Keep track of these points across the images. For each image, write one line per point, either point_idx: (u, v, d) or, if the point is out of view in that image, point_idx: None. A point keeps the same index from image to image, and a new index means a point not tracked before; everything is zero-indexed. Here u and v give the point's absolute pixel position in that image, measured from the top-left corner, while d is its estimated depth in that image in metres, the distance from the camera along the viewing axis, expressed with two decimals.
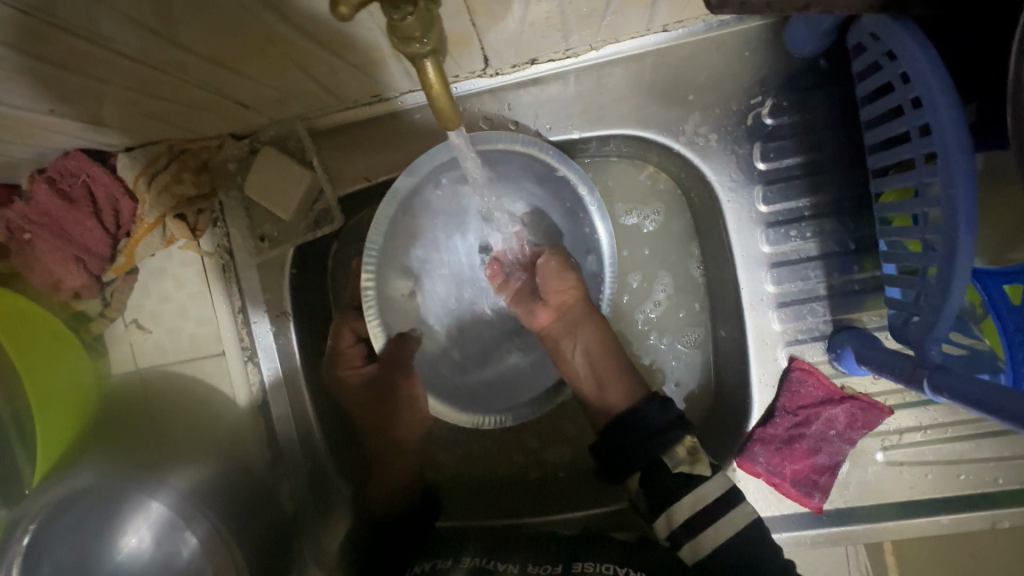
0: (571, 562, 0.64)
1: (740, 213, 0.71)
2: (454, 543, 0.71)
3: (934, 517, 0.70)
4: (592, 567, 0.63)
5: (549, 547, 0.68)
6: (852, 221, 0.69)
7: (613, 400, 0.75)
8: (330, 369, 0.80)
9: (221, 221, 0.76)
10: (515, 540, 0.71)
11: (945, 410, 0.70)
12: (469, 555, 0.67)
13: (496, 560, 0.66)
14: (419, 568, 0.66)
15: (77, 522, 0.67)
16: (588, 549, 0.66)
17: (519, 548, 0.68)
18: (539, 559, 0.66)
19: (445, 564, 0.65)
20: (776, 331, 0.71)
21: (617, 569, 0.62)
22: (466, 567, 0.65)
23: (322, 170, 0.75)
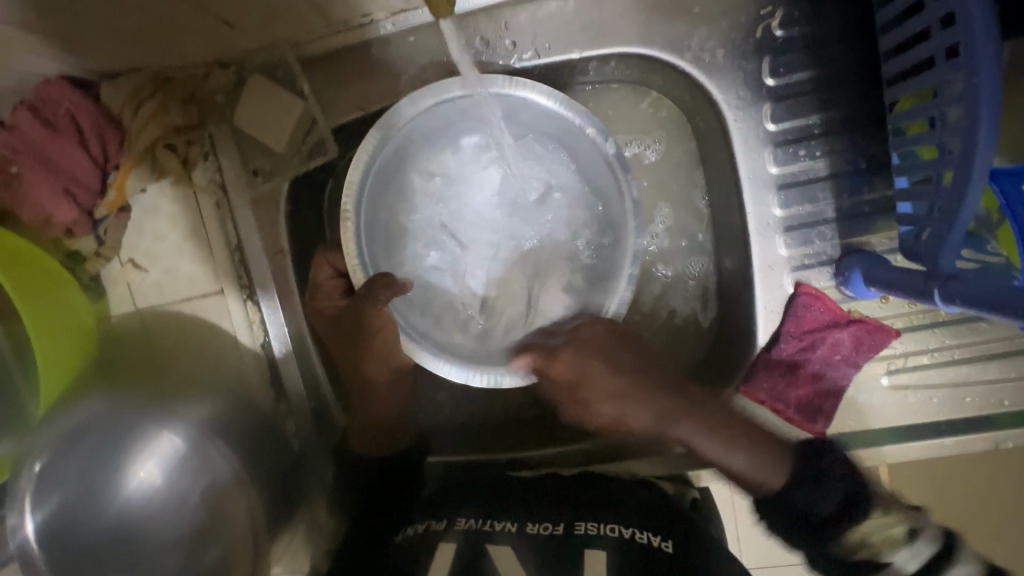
0: (572, 521, 0.63)
1: (747, 133, 0.68)
2: (453, 501, 0.69)
3: (937, 439, 0.70)
4: (593, 528, 0.62)
5: (547, 502, 0.66)
6: (862, 137, 0.66)
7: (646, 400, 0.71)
8: (310, 302, 0.74)
9: (212, 154, 0.73)
10: (515, 491, 0.69)
11: (952, 332, 0.69)
12: (466, 515, 0.65)
13: (493, 520, 0.64)
14: (411, 531, 0.65)
15: (89, 453, 0.69)
16: (587, 506, 0.65)
17: (517, 502, 0.67)
18: (540, 515, 0.64)
19: (439, 526, 0.64)
20: (783, 256, 0.70)
21: (619, 528, 0.62)
22: (460, 531, 0.63)
23: (313, 99, 0.73)
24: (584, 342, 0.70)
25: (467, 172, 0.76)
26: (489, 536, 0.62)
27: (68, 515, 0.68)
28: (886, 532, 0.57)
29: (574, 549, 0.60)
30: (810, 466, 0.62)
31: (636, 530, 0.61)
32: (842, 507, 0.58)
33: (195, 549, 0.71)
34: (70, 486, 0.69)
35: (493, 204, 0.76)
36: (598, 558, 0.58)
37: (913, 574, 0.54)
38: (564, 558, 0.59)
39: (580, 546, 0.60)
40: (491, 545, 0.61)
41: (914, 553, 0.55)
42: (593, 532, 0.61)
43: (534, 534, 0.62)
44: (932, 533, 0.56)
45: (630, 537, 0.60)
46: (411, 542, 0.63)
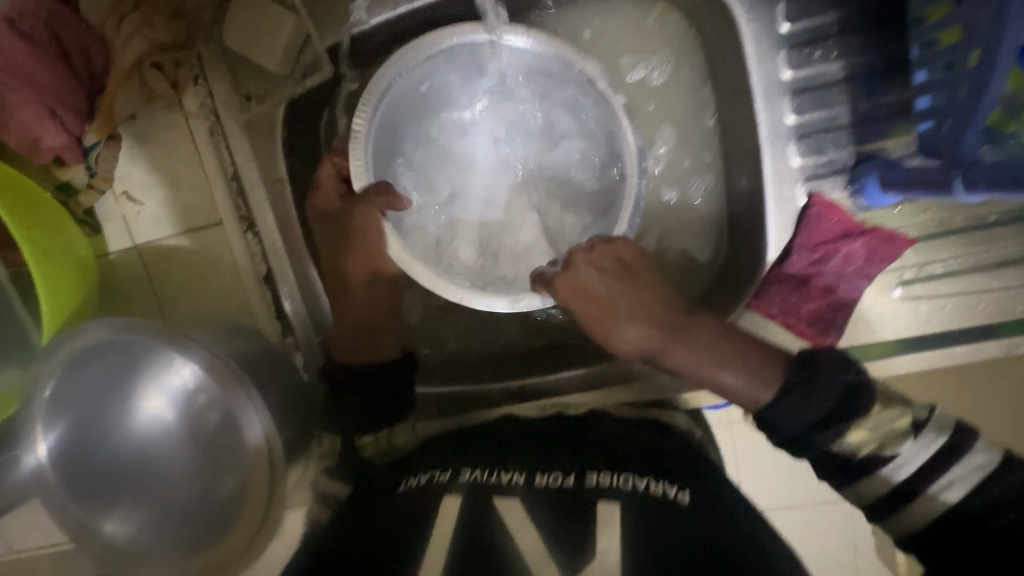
0: (585, 470, 0.56)
1: (760, 36, 0.65)
2: (451, 450, 0.61)
3: (948, 347, 0.69)
4: (607, 479, 0.55)
5: (552, 451, 0.59)
6: (879, 36, 0.64)
7: (734, 386, 0.60)
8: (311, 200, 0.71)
9: (202, 77, 0.70)
10: (520, 438, 0.61)
11: (967, 239, 0.68)
12: (469, 467, 0.57)
13: (499, 471, 0.56)
14: (412, 486, 0.57)
15: (98, 382, 0.69)
16: (599, 453, 0.58)
17: (523, 450, 0.59)
18: (549, 464, 0.57)
19: (443, 479, 0.56)
20: (795, 167, 0.67)
21: (636, 480, 0.55)
22: (466, 484, 0.55)
23: (305, 13, 0.69)
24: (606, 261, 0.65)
25: (469, 130, 0.76)
26: (493, 489, 0.54)
27: (79, 444, 0.69)
28: (891, 427, 0.55)
29: (588, 502, 0.53)
30: (833, 386, 0.56)
31: (656, 484, 0.55)
32: (842, 401, 0.55)
33: (210, 481, 0.71)
34: (79, 416, 0.69)
35: (493, 164, 0.76)
36: (613, 512, 0.52)
37: (924, 453, 0.54)
38: (579, 511, 0.52)
39: (594, 498, 0.53)
40: (499, 498, 0.54)
41: (966, 465, 0.53)
42: (607, 482, 0.55)
43: (543, 485, 0.55)
44: (942, 427, 0.55)
45: (645, 489, 0.54)
46: (412, 494, 0.56)
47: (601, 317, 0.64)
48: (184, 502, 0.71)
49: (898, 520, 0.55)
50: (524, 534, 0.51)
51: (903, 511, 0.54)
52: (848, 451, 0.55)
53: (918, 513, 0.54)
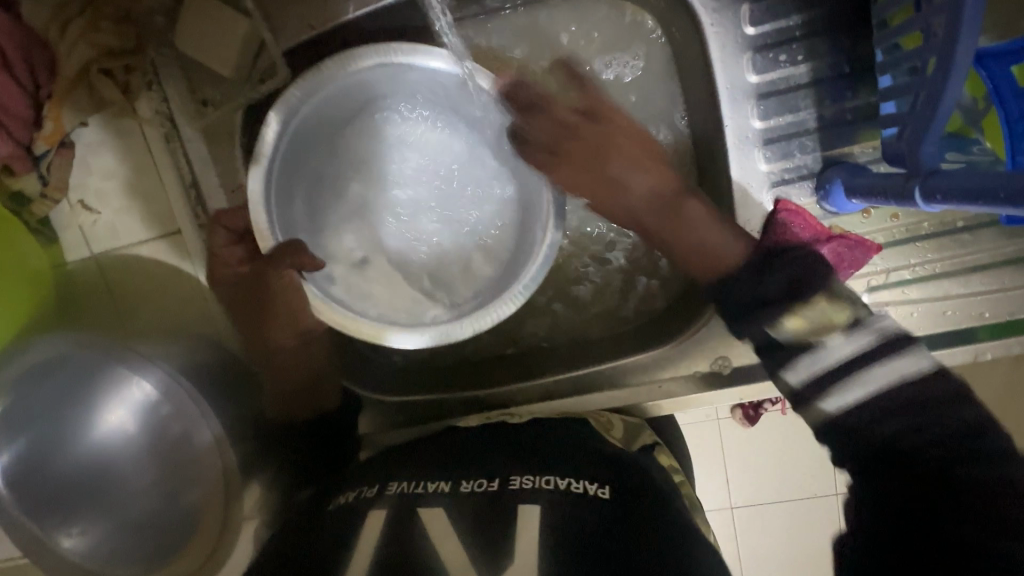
0: (507, 474, 0.56)
1: (725, 38, 0.63)
2: (386, 463, 0.61)
3: None
4: (528, 482, 0.55)
5: (477, 457, 0.59)
6: (846, 39, 0.63)
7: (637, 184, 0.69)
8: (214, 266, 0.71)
9: (156, 82, 0.68)
10: (453, 446, 0.62)
11: (935, 245, 0.67)
12: (398, 480, 0.57)
13: (425, 481, 0.56)
14: (342, 502, 0.57)
15: (53, 396, 0.68)
16: (525, 456, 0.58)
17: (452, 460, 0.59)
18: (474, 471, 0.57)
19: (371, 493, 0.56)
20: (763, 172, 0.66)
21: (557, 481, 0.55)
22: (392, 495, 0.55)
23: (259, 15, 0.67)
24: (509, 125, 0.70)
25: (406, 154, 0.74)
26: (418, 499, 0.54)
27: (34, 460, 0.68)
28: (829, 312, 0.56)
29: (507, 507, 0.53)
30: (771, 263, 0.60)
31: (576, 482, 0.55)
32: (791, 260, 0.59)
33: (171, 491, 0.70)
34: (38, 429, 0.68)
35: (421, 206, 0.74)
36: (532, 515, 0.52)
37: (843, 353, 0.54)
38: (499, 513, 0.52)
39: (515, 500, 0.53)
40: (422, 508, 0.53)
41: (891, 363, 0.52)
42: (528, 485, 0.54)
43: (465, 494, 0.54)
44: (874, 329, 0.54)
45: (568, 487, 0.54)
46: (342, 510, 0.56)
47: (592, 150, 0.70)
48: (147, 513, 0.70)
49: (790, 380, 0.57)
50: (448, 545, 0.50)
51: (805, 410, 0.55)
52: (784, 339, 0.57)
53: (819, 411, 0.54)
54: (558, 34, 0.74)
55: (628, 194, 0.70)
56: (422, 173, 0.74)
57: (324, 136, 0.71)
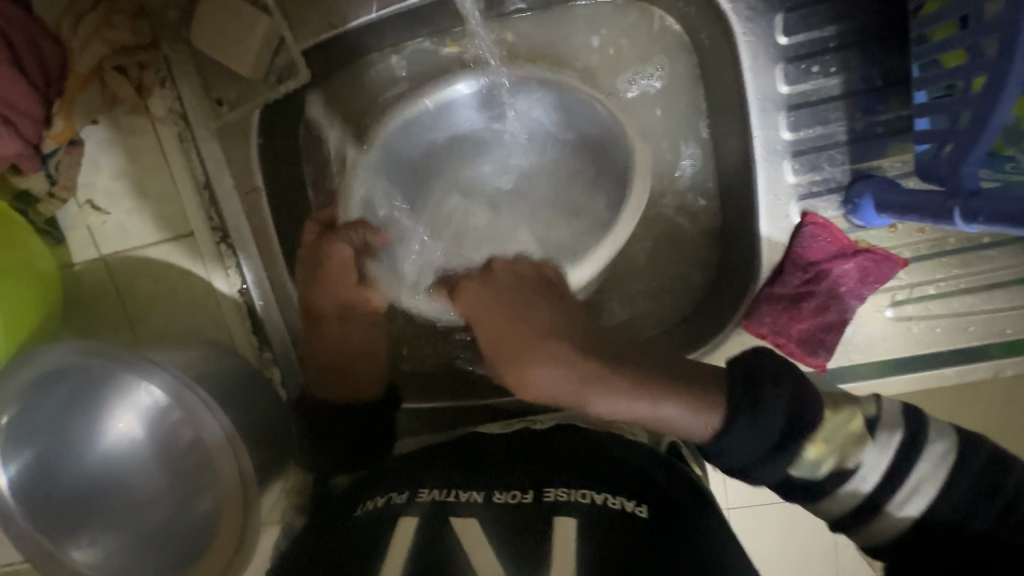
0: (542, 487, 0.55)
1: (756, 48, 0.63)
2: (413, 466, 0.60)
3: (937, 368, 0.68)
4: (565, 494, 0.54)
5: (517, 465, 0.58)
6: (879, 52, 0.62)
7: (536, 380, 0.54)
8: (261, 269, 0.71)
9: (170, 80, 0.66)
10: (482, 451, 0.61)
11: (960, 260, 0.66)
12: (429, 486, 0.56)
13: (457, 490, 0.55)
14: (370, 507, 0.56)
15: (64, 401, 0.66)
16: (558, 468, 0.57)
17: (484, 467, 0.58)
18: (507, 481, 0.56)
19: (401, 500, 0.55)
20: (790, 184, 0.65)
21: (594, 495, 0.53)
22: (424, 503, 0.54)
23: (279, 13, 0.65)
24: (501, 291, 0.59)
25: (492, 166, 0.75)
26: (450, 508, 0.53)
27: (44, 467, 0.66)
28: (844, 432, 0.53)
29: (544, 519, 0.51)
30: (769, 397, 0.52)
31: (614, 497, 0.53)
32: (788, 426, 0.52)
33: (183, 499, 0.68)
34: (42, 438, 0.66)
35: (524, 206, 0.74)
36: (569, 526, 0.50)
37: (887, 464, 0.53)
38: (532, 528, 0.51)
39: (549, 513, 0.52)
40: (455, 516, 0.52)
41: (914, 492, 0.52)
42: (564, 498, 0.53)
43: (499, 503, 0.53)
44: (895, 420, 0.54)
45: (603, 503, 0.53)
46: (369, 516, 0.55)
47: (518, 351, 0.55)
48: (159, 522, 0.69)
49: (863, 533, 0.54)
50: (482, 552, 0.49)
51: (876, 523, 0.53)
52: (813, 475, 0.53)
53: (883, 528, 0.53)
54: (584, 40, 0.72)
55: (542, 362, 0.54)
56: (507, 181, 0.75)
57: (402, 179, 0.73)
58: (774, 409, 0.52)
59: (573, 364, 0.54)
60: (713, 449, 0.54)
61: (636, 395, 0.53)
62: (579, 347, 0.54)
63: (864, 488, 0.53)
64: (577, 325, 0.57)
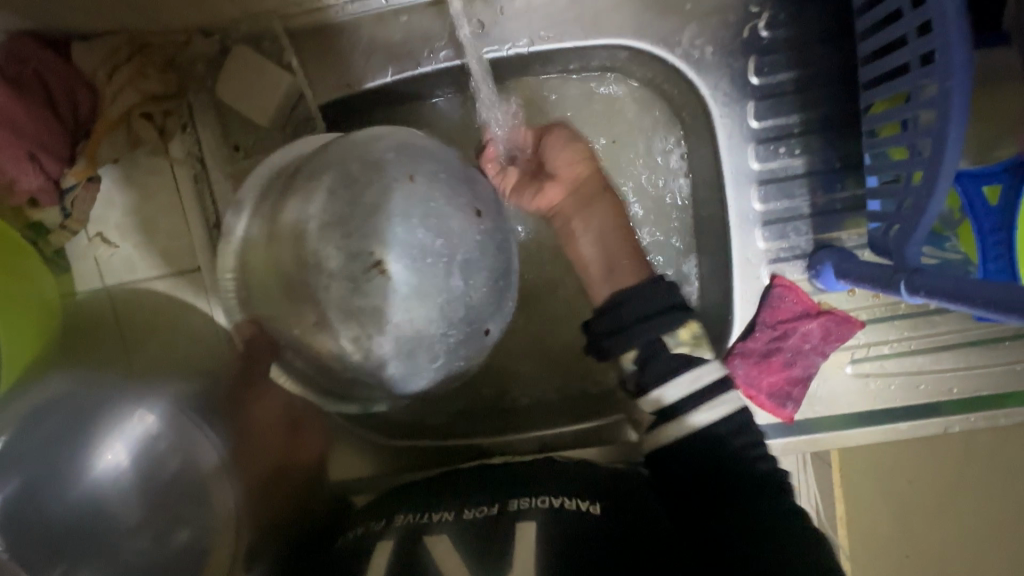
0: (508, 499, 0.58)
1: (732, 128, 0.70)
2: (390, 498, 0.62)
3: (895, 423, 0.74)
4: (527, 502, 0.57)
5: (484, 483, 0.61)
6: (838, 138, 0.70)
7: (625, 279, 0.70)
8: None
9: (191, 126, 0.70)
10: (454, 476, 0.63)
11: (910, 324, 0.73)
12: (403, 512, 0.58)
13: (431, 511, 0.57)
14: (351, 536, 0.57)
15: (54, 433, 0.67)
16: (523, 480, 0.60)
17: (453, 488, 0.61)
18: (474, 498, 0.58)
19: (377, 527, 0.57)
20: (760, 249, 0.72)
21: (553, 500, 0.56)
22: (399, 526, 0.56)
23: (301, 72, 0.70)
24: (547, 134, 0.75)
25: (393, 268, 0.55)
26: (423, 528, 0.55)
27: (27, 503, 0.66)
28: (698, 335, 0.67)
29: (506, 527, 0.54)
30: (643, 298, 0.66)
31: (572, 500, 0.56)
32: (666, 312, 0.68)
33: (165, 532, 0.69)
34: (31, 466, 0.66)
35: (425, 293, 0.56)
36: (530, 531, 0.53)
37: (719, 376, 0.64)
38: (499, 535, 0.53)
39: (513, 520, 0.55)
40: (427, 535, 0.54)
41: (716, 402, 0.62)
42: (527, 505, 0.56)
43: (468, 518, 0.56)
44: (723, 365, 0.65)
45: (561, 505, 0.56)
46: (349, 545, 0.56)
47: (583, 195, 0.74)
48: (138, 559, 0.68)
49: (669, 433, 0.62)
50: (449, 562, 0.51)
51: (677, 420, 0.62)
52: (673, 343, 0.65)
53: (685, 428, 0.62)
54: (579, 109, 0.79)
55: (581, 226, 0.74)
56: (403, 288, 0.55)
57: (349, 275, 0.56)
58: (677, 319, 0.65)
59: (613, 204, 0.75)
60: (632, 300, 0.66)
61: (606, 238, 0.73)
62: (610, 186, 0.75)
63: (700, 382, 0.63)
64: (608, 211, 0.74)
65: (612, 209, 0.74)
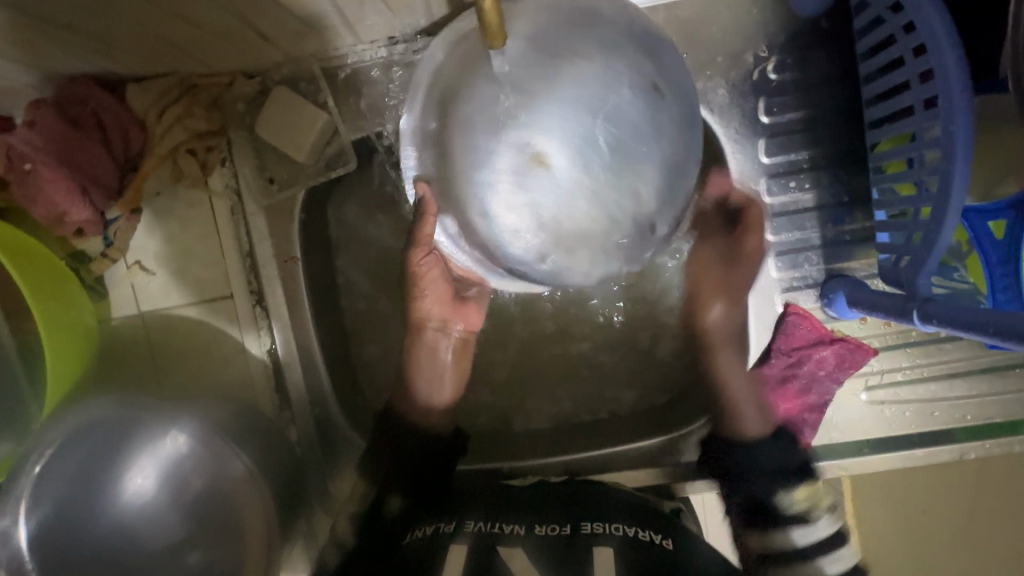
0: (579, 521, 0.61)
1: (743, 164, 0.74)
2: (456, 508, 0.67)
3: (911, 450, 0.75)
4: (600, 527, 0.60)
5: (548, 502, 0.64)
6: (845, 174, 0.73)
7: (750, 430, 0.75)
8: (298, 330, 0.76)
9: (230, 161, 0.75)
10: (508, 497, 0.66)
11: (921, 351, 0.75)
12: (473, 519, 0.63)
13: (501, 523, 0.61)
14: (419, 533, 0.64)
15: (90, 456, 0.68)
16: (589, 505, 0.63)
17: (519, 506, 0.64)
18: (546, 517, 0.62)
19: (449, 528, 0.62)
20: (773, 278, 0.75)
21: (628, 528, 0.59)
22: (471, 533, 0.60)
23: (336, 111, 0.74)
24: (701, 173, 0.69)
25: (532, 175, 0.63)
26: (495, 538, 0.59)
27: (62, 523, 0.68)
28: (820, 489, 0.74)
29: (583, 547, 0.57)
30: (784, 437, 0.75)
31: (645, 530, 0.59)
32: (801, 463, 0.74)
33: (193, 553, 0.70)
34: (59, 487, 0.67)
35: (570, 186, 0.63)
36: (608, 553, 0.56)
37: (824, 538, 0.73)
38: (576, 552, 0.56)
39: (589, 542, 0.57)
40: (500, 546, 0.58)
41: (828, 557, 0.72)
42: (600, 530, 0.59)
43: (543, 534, 0.59)
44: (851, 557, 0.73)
45: (635, 535, 0.59)
46: (422, 544, 0.61)
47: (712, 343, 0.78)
48: None
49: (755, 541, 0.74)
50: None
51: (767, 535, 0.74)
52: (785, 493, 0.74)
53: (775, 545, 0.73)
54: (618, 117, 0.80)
55: (697, 311, 0.79)
56: (547, 185, 0.63)
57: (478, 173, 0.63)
58: (796, 480, 0.74)
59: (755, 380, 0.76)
60: (756, 440, 0.75)
61: (750, 382, 0.76)
62: (735, 301, 0.77)
63: (811, 534, 0.73)
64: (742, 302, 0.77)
65: (753, 388, 0.76)
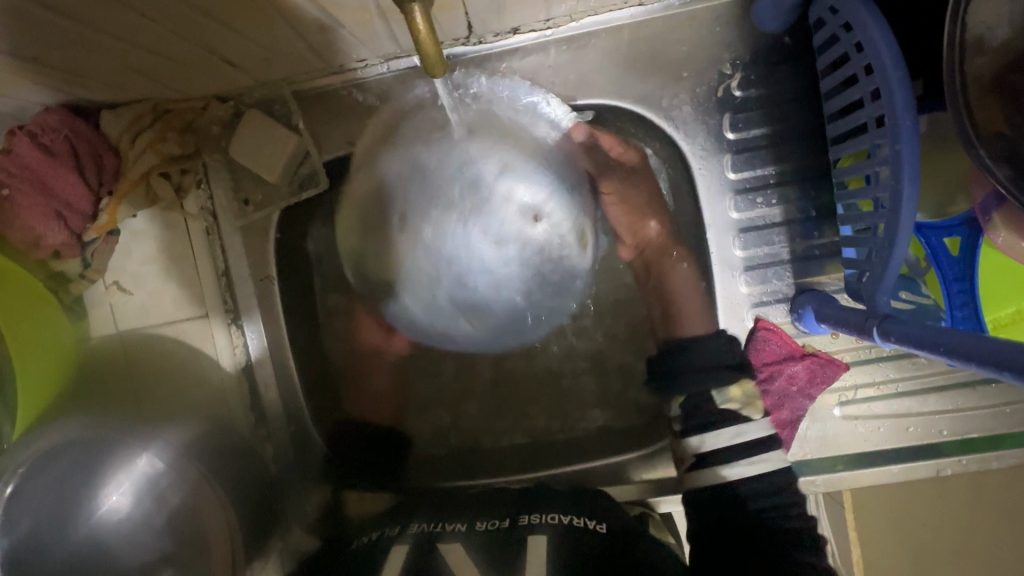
0: (518, 514, 0.61)
1: (709, 180, 0.75)
2: (403, 514, 0.65)
3: (887, 465, 0.74)
4: (538, 518, 0.60)
5: (493, 505, 0.64)
6: (813, 189, 0.73)
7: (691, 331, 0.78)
8: (273, 347, 0.78)
9: (205, 183, 0.77)
10: (461, 502, 0.66)
11: (895, 366, 0.74)
12: (417, 521, 0.62)
13: (444, 522, 0.61)
14: (366, 538, 0.61)
15: (63, 477, 0.69)
16: (533, 502, 0.63)
17: (465, 508, 0.64)
18: (486, 514, 0.62)
19: (393, 532, 0.60)
20: (743, 293, 0.75)
21: (562, 517, 0.60)
22: (413, 533, 0.59)
23: (308, 134, 0.76)
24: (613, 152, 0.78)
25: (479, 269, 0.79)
26: (437, 536, 0.58)
27: (36, 544, 0.69)
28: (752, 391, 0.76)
29: (517, 536, 0.57)
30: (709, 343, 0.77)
31: (580, 518, 0.60)
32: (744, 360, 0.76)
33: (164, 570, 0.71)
34: (35, 508, 0.68)
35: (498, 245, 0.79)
36: (541, 542, 0.56)
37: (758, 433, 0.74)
38: (510, 543, 0.57)
39: (524, 533, 0.58)
40: (441, 542, 0.57)
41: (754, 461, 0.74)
42: (537, 520, 0.60)
43: (480, 529, 0.59)
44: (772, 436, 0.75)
45: (570, 522, 0.59)
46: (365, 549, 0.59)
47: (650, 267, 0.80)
48: None
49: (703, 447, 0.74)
50: None
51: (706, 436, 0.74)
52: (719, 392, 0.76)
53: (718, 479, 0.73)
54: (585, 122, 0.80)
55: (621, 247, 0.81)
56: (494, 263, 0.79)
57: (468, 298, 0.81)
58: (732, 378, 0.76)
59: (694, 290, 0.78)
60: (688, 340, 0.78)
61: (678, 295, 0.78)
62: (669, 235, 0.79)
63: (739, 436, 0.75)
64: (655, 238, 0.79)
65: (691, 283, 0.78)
